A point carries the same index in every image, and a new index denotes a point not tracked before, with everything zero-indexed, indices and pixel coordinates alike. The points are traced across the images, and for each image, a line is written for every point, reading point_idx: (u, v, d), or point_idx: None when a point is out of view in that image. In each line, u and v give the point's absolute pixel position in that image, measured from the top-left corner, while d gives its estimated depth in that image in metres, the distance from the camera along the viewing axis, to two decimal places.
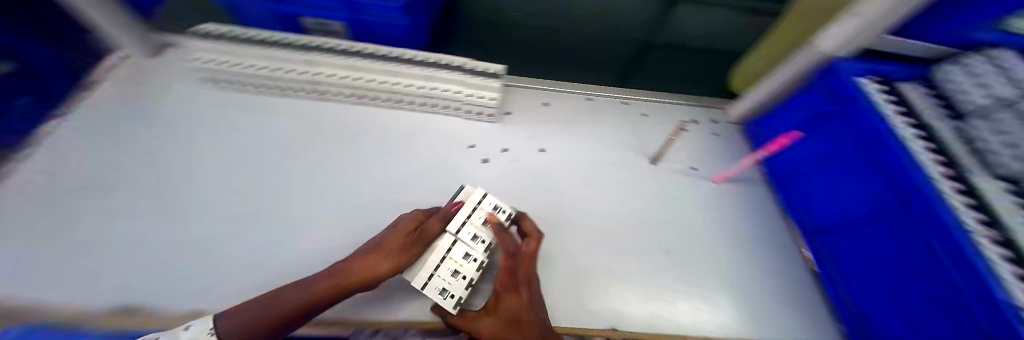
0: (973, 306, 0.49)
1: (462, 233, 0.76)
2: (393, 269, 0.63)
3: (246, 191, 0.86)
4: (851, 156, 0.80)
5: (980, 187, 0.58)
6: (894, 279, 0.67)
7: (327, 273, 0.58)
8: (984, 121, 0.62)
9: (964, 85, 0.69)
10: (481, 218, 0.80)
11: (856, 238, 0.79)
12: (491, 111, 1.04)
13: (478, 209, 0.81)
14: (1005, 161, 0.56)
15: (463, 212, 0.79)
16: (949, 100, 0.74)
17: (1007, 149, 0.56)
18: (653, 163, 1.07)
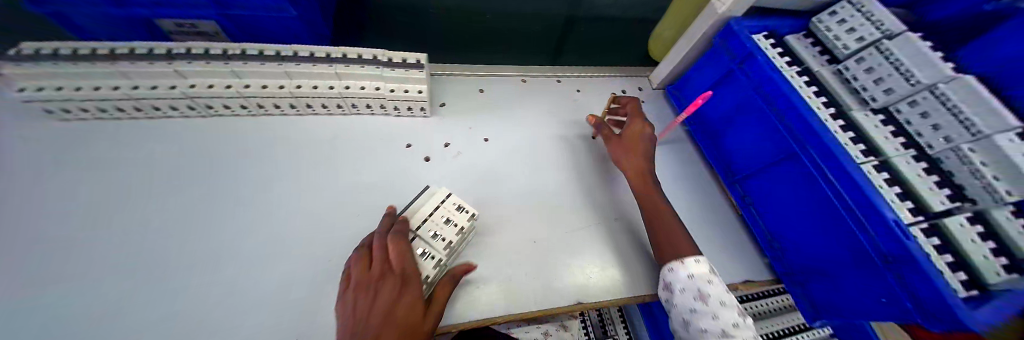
0: (872, 230, 0.66)
1: (422, 233, 0.70)
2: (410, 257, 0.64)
3: (123, 241, 0.69)
4: (755, 110, 0.94)
5: (860, 123, 0.76)
6: (800, 202, 0.85)
7: (375, 284, 0.58)
8: (853, 61, 0.81)
9: (835, 31, 0.89)
10: (443, 217, 0.73)
11: (765, 179, 0.96)
12: (424, 105, 0.96)
13: (437, 207, 0.74)
14: (878, 93, 0.76)
15: (425, 210, 0.74)
16: (821, 45, 0.94)
17: (883, 83, 0.75)
18: (593, 136, 1.10)
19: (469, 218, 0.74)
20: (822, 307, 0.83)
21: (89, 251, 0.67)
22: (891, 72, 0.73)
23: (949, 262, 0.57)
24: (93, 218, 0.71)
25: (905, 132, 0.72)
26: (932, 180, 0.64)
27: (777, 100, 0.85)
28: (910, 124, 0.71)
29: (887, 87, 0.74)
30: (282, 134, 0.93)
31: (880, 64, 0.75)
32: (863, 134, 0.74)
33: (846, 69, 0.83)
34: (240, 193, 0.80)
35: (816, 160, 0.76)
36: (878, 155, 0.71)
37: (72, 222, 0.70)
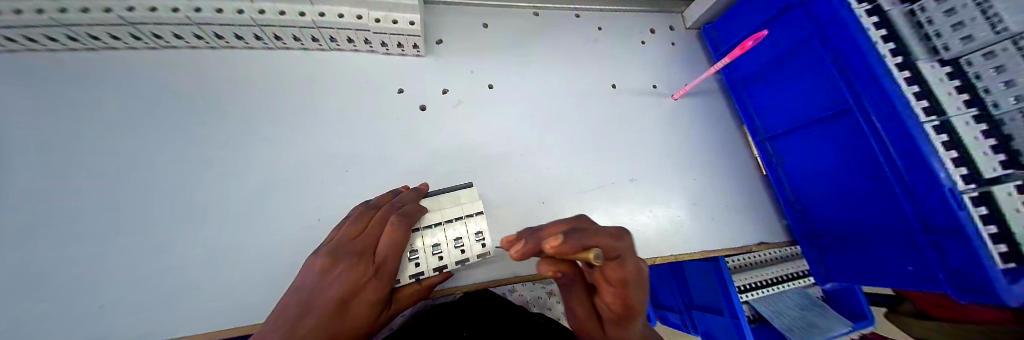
0: (902, 164, 0.61)
1: (421, 243, 0.55)
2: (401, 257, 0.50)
3: (97, 188, 0.63)
4: (811, 58, 0.79)
5: (923, 76, 0.61)
6: (838, 168, 0.78)
7: (349, 259, 0.43)
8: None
9: None
10: (455, 235, 0.58)
11: (801, 138, 0.86)
12: (418, 41, 0.80)
13: (457, 219, 0.58)
14: (953, 41, 0.59)
15: (439, 213, 0.58)
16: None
17: (961, 29, 0.58)
18: (613, 86, 0.96)
19: (484, 252, 0.57)
20: (834, 271, 0.85)
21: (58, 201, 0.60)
22: (973, 16, 0.56)
23: (993, 233, 0.54)
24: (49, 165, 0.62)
25: (972, 90, 0.60)
26: (988, 144, 0.56)
27: (832, 30, 0.71)
28: (980, 80, 0.59)
29: (966, 34, 0.57)
30: (252, 71, 0.78)
31: (964, 3, 0.58)
32: (919, 76, 0.61)
33: (920, 9, 0.64)
34: (216, 141, 0.71)
35: (873, 122, 0.65)
36: (936, 114, 0.59)
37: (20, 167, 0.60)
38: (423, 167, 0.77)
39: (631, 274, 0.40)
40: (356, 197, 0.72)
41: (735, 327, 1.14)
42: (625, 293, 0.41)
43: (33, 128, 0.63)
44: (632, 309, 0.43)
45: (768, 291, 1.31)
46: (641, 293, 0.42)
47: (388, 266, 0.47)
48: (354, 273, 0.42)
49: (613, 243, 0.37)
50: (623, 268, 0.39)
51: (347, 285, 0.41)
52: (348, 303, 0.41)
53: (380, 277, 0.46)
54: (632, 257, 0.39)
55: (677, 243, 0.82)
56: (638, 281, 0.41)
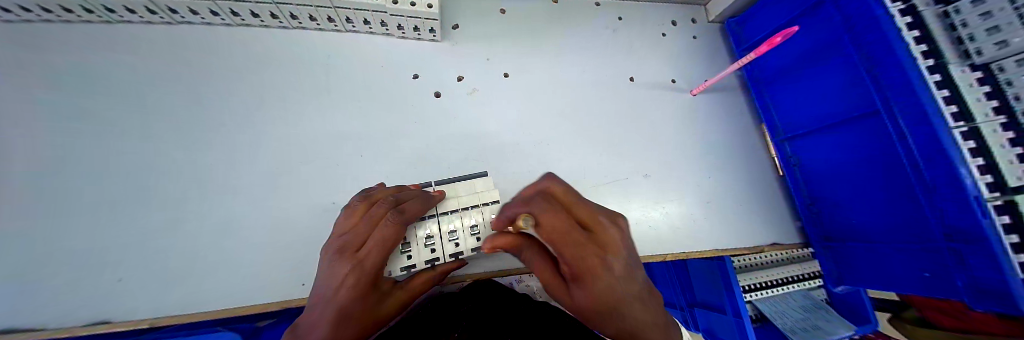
0: (920, 160, 0.60)
1: (437, 229, 0.56)
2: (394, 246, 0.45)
3: (135, 162, 0.67)
4: (841, 55, 0.75)
5: (953, 79, 0.58)
6: (861, 171, 0.76)
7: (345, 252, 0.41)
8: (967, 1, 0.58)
9: None
10: (471, 222, 0.58)
11: (824, 138, 0.84)
12: (434, 25, 0.78)
13: (475, 206, 0.59)
14: (986, 45, 0.55)
15: (455, 200, 0.59)
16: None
17: (995, 33, 0.54)
18: (630, 78, 0.94)
19: None
20: (848, 274, 0.85)
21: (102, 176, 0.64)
22: (1011, 19, 0.52)
23: (1013, 243, 0.51)
24: (93, 142, 0.66)
25: (1001, 97, 0.55)
26: (1017, 153, 0.51)
27: (859, 24, 0.69)
28: (1010, 86, 0.54)
29: (999, 39, 0.53)
30: (270, 52, 0.78)
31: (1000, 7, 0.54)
32: (947, 77, 0.58)
33: (954, 11, 0.61)
34: (238, 122, 0.72)
35: (901, 126, 0.63)
36: (963, 121, 0.55)
37: (74, 145, 0.65)
38: (437, 155, 0.77)
39: (555, 229, 0.32)
40: (370, 182, 0.72)
41: (737, 325, 1.13)
42: (560, 252, 0.33)
43: (76, 107, 0.66)
44: (587, 275, 0.32)
45: (771, 292, 1.32)
46: (583, 251, 0.31)
47: (373, 258, 0.42)
48: (343, 265, 0.40)
49: (523, 206, 0.36)
50: (541, 223, 0.33)
51: (338, 278, 0.39)
52: (339, 297, 0.38)
53: (368, 270, 0.41)
54: (547, 211, 0.33)
55: (686, 240, 0.82)
56: (570, 236, 0.32)
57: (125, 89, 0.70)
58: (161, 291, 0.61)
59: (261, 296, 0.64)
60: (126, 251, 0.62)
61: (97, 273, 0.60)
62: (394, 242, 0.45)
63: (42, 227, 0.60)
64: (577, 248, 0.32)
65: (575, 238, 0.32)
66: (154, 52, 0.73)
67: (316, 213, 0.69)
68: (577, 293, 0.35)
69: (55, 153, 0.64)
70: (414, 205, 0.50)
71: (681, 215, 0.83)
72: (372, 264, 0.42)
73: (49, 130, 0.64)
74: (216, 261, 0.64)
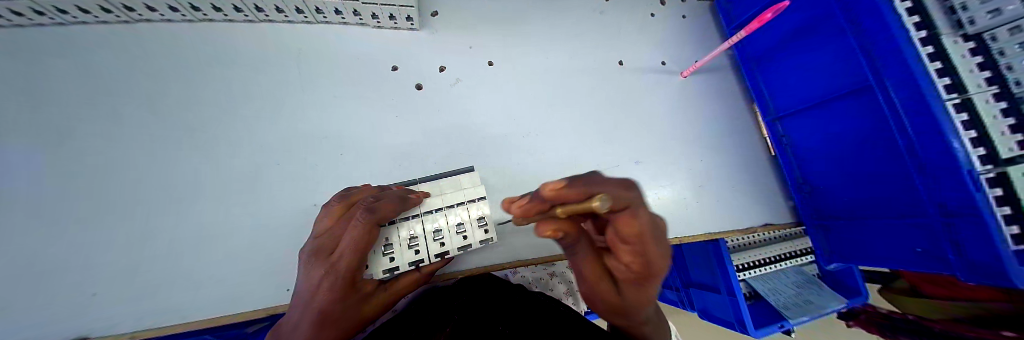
0: (914, 136, 0.60)
1: (421, 228, 0.54)
2: (365, 250, 0.42)
3: (104, 170, 0.63)
4: (833, 30, 0.73)
5: (946, 50, 0.56)
6: (854, 148, 0.75)
7: (317, 260, 0.40)
8: None
9: None
10: (457, 220, 0.56)
11: (816, 117, 0.83)
12: (411, 13, 0.74)
13: (460, 204, 0.57)
14: (979, 14, 0.54)
15: (440, 198, 0.57)
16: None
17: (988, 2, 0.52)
18: (619, 62, 0.91)
19: (487, 238, 0.56)
20: (840, 250, 0.86)
21: (71, 187, 0.61)
22: None
23: (1006, 215, 0.50)
24: (53, 152, 0.62)
25: (994, 67, 0.54)
26: (1009, 125, 0.51)
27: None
28: (1003, 56, 0.53)
29: (993, 7, 0.51)
30: (238, 49, 0.74)
31: None
32: (940, 49, 0.56)
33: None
34: (209, 125, 0.69)
35: (895, 101, 0.62)
36: (957, 93, 0.54)
37: (33, 156, 0.61)
38: (423, 149, 0.74)
39: (649, 226, 0.29)
40: (354, 181, 0.70)
41: (731, 304, 1.15)
42: (645, 248, 0.30)
43: (33, 115, 0.62)
44: (656, 271, 0.32)
45: (764, 270, 1.33)
46: (665, 251, 0.31)
47: (345, 263, 0.40)
48: (316, 271, 0.39)
49: (623, 193, 0.29)
50: (636, 221, 0.28)
51: (312, 284, 0.39)
52: (316, 302, 0.39)
53: (341, 274, 0.40)
54: (646, 206, 0.29)
55: (680, 224, 0.81)
56: (659, 233, 0.30)
57: (83, 94, 0.65)
58: (145, 301, 0.60)
59: (249, 303, 0.62)
60: (100, 265, 0.59)
61: (72, 290, 0.57)
62: (368, 244, 0.43)
63: (7, 245, 0.57)
64: (661, 247, 0.30)
65: (661, 237, 0.30)
66: (112, 52, 0.68)
67: (301, 215, 0.67)
68: (632, 283, 0.34)
69: (11, 166, 0.60)
70: (389, 204, 0.45)
71: (675, 199, 0.82)
72: (345, 269, 0.40)
73: (3, 142, 0.60)
74: (199, 269, 0.62)
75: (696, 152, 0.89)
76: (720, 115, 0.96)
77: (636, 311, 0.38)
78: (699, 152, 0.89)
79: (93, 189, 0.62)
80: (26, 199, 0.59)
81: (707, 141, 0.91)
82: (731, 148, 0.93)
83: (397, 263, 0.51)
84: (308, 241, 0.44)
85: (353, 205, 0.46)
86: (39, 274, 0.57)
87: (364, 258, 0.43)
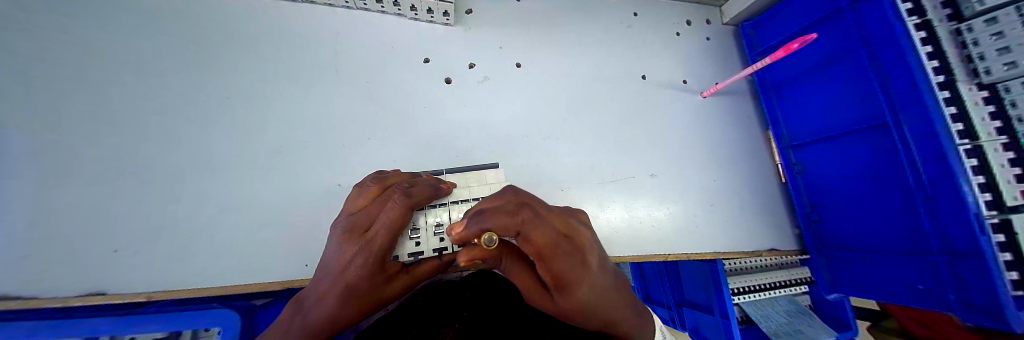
0: (925, 175, 0.62)
1: (447, 217, 0.55)
2: (397, 231, 0.43)
3: (130, 126, 0.64)
4: (855, 67, 0.76)
5: (962, 97, 0.59)
6: (863, 181, 0.78)
7: (351, 235, 0.42)
8: (980, 20, 0.60)
9: None
10: None
11: (829, 149, 0.85)
12: (448, 8, 0.76)
13: (486, 196, 0.58)
14: (995, 65, 0.58)
15: (467, 190, 0.58)
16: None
17: (1005, 54, 0.56)
18: (642, 76, 0.93)
19: None
20: (841, 282, 0.87)
21: (93, 138, 0.61)
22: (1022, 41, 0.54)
23: (1007, 261, 0.54)
24: (73, 100, 0.61)
25: (1004, 118, 0.57)
26: (1014, 174, 0.54)
27: (876, 38, 0.70)
28: (1014, 108, 0.56)
29: (1011, 59, 0.55)
30: (277, 26, 0.76)
31: (1014, 28, 0.56)
32: (956, 94, 0.59)
33: (967, 29, 0.62)
34: (242, 95, 0.70)
35: (908, 141, 0.65)
36: (969, 139, 0.57)
37: (51, 101, 0.60)
38: (445, 140, 0.75)
39: (547, 241, 0.29)
40: (377, 165, 0.71)
41: (724, 326, 1.16)
42: (547, 263, 0.30)
43: (61, 61, 0.62)
44: (577, 281, 0.31)
45: (761, 295, 1.34)
46: (577, 261, 0.31)
47: (379, 241, 0.41)
48: (351, 245, 0.41)
49: (510, 219, 0.29)
50: (529, 239, 0.29)
51: (345, 258, 0.40)
52: (345, 276, 0.40)
53: (374, 252, 0.41)
54: (536, 224, 0.29)
55: (687, 240, 0.82)
56: (561, 246, 0.30)
57: (120, 50, 0.66)
58: (153, 261, 0.59)
59: (258, 276, 0.62)
60: (115, 222, 0.59)
61: (76, 242, 0.56)
62: (403, 225, 0.44)
63: (19, 192, 0.55)
64: (569, 259, 0.30)
65: (566, 249, 0.30)
66: (155, 15, 0.70)
67: (320, 195, 0.68)
68: (560, 298, 0.33)
69: (35, 112, 0.58)
70: (423, 190, 0.47)
71: (684, 214, 0.84)
72: (379, 247, 0.42)
73: (30, 87, 0.59)
74: (212, 236, 0.62)
75: (707, 170, 0.90)
76: (734, 136, 0.98)
77: (591, 318, 0.35)
78: (710, 171, 0.91)
79: (115, 144, 0.62)
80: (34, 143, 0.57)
81: (719, 160, 0.93)
82: (741, 169, 0.95)
83: (421, 249, 0.52)
84: (341, 217, 0.45)
85: (389, 187, 0.48)
86: (40, 222, 0.55)
87: (396, 239, 0.44)
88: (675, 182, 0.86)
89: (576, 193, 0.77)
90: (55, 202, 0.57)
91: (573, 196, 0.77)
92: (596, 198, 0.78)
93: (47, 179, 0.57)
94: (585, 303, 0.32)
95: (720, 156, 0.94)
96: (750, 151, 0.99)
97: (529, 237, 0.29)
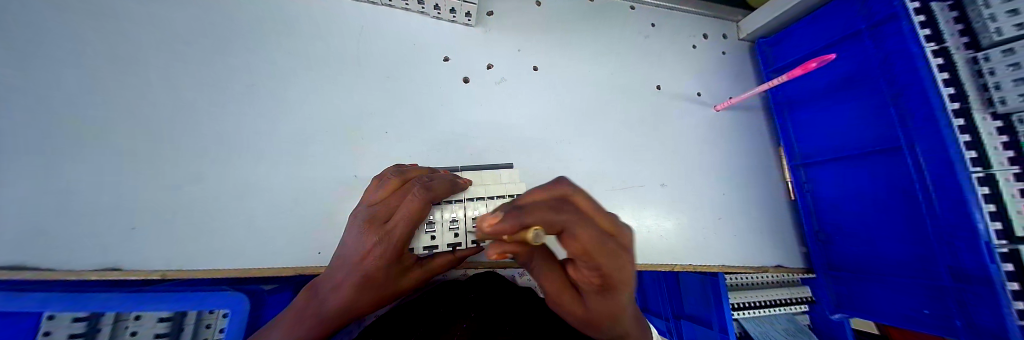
0: (937, 200, 0.63)
1: (463, 214, 0.56)
2: (416, 224, 0.44)
3: (155, 106, 0.65)
4: (872, 89, 0.77)
5: (977, 125, 0.60)
6: (873, 203, 0.79)
7: (371, 225, 0.42)
8: (998, 50, 0.61)
9: (995, 8, 0.63)
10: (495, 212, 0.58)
11: (842, 169, 0.86)
12: (471, 9, 0.78)
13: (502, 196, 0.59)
14: (1012, 95, 0.58)
15: (483, 188, 0.59)
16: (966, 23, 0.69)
17: (1023, 85, 0.56)
18: (657, 87, 0.94)
19: None
20: (845, 302, 0.88)
21: (117, 115, 0.62)
22: None
23: (1014, 290, 0.55)
24: (105, 78, 0.63)
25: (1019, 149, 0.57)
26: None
27: (895, 62, 0.71)
28: None
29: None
30: (304, 17, 0.77)
31: None
32: (971, 122, 0.60)
33: (983, 59, 0.63)
34: (267, 83, 0.72)
35: (922, 165, 0.66)
36: (981, 167, 0.58)
37: (84, 77, 0.61)
38: (461, 139, 0.76)
39: (594, 242, 0.24)
40: (393, 159, 0.72)
41: None
42: (597, 264, 0.25)
43: (99, 40, 0.64)
44: (623, 282, 0.27)
45: (760, 312, 1.34)
46: (627, 264, 0.26)
47: (398, 234, 0.42)
48: (371, 236, 0.41)
49: (556, 215, 0.25)
50: (576, 239, 0.24)
51: (364, 248, 0.41)
52: (363, 266, 0.41)
53: (393, 243, 0.42)
54: (583, 222, 0.24)
55: (694, 252, 0.83)
56: (610, 245, 0.25)
57: (154, 33, 0.68)
58: (167, 240, 0.59)
59: (272, 261, 0.63)
60: (129, 199, 0.59)
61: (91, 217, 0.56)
62: (421, 217, 0.44)
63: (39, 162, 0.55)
64: (619, 261, 0.26)
65: (614, 250, 0.25)
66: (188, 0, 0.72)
67: (337, 185, 0.69)
68: (596, 298, 0.30)
69: (67, 86, 0.59)
70: (441, 184, 0.48)
71: (691, 225, 0.85)
72: (397, 239, 0.42)
73: (64, 62, 0.60)
74: (228, 218, 0.63)
75: (717, 183, 0.91)
76: (744, 151, 0.98)
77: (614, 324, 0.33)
78: (720, 183, 0.92)
79: (138, 122, 0.63)
80: (57, 115, 0.57)
81: (729, 174, 0.93)
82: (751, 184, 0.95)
83: (434, 244, 0.53)
84: (359, 207, 0.45)
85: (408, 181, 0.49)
86: (47, 193, 0.54)
87: (413, 231, 0.44)
88: (685, 193, 0.86)
89: (588, 197, 0.78)
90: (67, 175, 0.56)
91: (585, 200, 0.77)
92: (607, 204, 0.79)
93: (64, 152, 0.56)
94: (619, 304, 0.30)
95: (730, 170, 0.94)
96: (761, 167, 0.99)
97: (575, 239, 0.24)
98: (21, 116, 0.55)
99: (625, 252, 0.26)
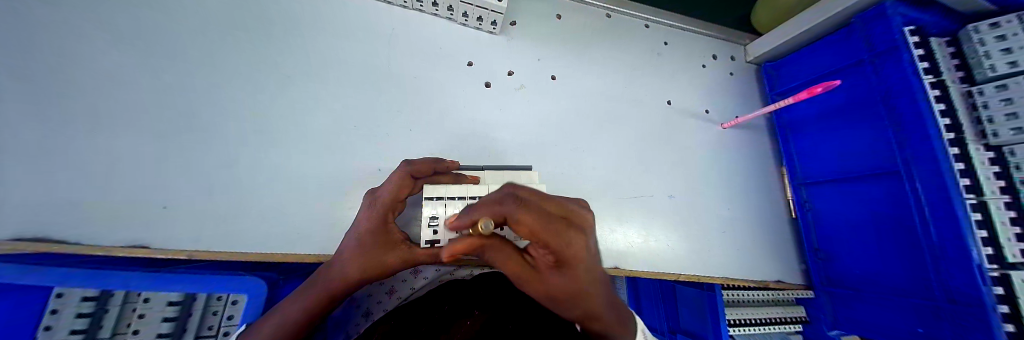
0: (931, 224, 0.67)
1: None
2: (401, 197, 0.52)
3: (188, 89, 0.66)
4: (871, 117, 0.82)
5: (969, 155, 0.66)
6: (868, 223, 0.83)
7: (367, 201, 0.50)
8: (991, 86, 0.69)
9: (988, 46, 0.72)
10: None
11: (839, 191, 0.90)
12: (497, 19, 0.82)
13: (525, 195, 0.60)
14: (1003, 129, 0.66)
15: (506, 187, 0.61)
16: (962, 58, 0.76)
17: (1013, 120, 0.64)
18: (667, 102, 0.98)
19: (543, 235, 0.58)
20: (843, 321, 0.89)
21: (150, 96, 0.63)
22: None
23: (1003, 312, 0.59)
24: (141, 60, 0.64)
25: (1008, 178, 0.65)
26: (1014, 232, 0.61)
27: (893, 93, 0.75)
28: (1019, 170, 0.63)
29: (1018, 125, 0.63)
30: (336, 16, 0.81)
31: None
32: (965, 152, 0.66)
33: (978, 92, 0.70)
34: (299, 76, 0.75)
35: (916, 191, 0.70)
36: (975, 194, 0.63)
37: (122, 59, 0.63)
38: (481, 140, 0.80)
39: (536, 222, 0.22)
40: (414, 156, 0.74)
41: None
42: (540, 241, 0.24)
43: (139, 25, 0.66)
44: (573, 261, 0.24)
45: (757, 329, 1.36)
46: (572, 239, 0.23)
47: (380, 202, 0.49)
48: (363, 207, 0.49)
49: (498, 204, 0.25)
50: (519, 222, 0.23)
51: (357, 219, 0.48)
52: (352, 235, 0.47)
53: (375, 211, 0.48)
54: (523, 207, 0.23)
55: (699, 263, 0.85)
56: (554, 223, 0.22)
57: (192, 21, 0.71)
58: (192, 221, 0.60)
59: (295, 248, 0.65)
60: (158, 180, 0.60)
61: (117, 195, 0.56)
62: (403, 197, 0.52)
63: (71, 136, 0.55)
64: (563, 238, 0.22)
65: (559, 229, 0.22)
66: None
67: (361, 178, 0.72)
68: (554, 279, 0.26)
69: (107, 66, 0.61)
70: (424, 164, 0.56)
71: (697, 236, 0.87)
72: (381, 209, 0.48)
73: (105, 43, 0.62)
74: (255, 204, 0.65)
75: (722, 196, 0.94)
76: (749, 167, 1.02)
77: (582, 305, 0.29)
78: (725, 197, 0.95)
79: (169, 104, 0.64)
80: (91, 93, 0.58)
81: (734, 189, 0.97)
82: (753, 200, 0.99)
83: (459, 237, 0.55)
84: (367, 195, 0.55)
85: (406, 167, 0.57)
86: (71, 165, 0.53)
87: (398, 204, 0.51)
88: (692, 205, 0.90)
89: (601, 202, 0.81)
90: (97, 150, 0.56)
91: (598, 204, 0.80)
92: (619, 211, 0.82)
93: (94, 128, 0.57)
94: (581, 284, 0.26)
95: (735, 185, 0.97)
96: (766, 183, 1.03)
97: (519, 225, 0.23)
98: (68, 93, 0.56)
99: (574, 231, 0.24)
